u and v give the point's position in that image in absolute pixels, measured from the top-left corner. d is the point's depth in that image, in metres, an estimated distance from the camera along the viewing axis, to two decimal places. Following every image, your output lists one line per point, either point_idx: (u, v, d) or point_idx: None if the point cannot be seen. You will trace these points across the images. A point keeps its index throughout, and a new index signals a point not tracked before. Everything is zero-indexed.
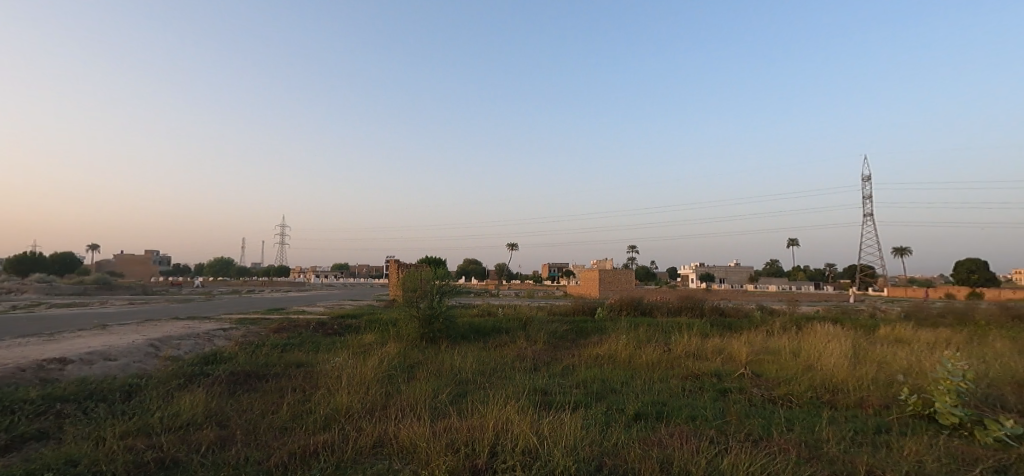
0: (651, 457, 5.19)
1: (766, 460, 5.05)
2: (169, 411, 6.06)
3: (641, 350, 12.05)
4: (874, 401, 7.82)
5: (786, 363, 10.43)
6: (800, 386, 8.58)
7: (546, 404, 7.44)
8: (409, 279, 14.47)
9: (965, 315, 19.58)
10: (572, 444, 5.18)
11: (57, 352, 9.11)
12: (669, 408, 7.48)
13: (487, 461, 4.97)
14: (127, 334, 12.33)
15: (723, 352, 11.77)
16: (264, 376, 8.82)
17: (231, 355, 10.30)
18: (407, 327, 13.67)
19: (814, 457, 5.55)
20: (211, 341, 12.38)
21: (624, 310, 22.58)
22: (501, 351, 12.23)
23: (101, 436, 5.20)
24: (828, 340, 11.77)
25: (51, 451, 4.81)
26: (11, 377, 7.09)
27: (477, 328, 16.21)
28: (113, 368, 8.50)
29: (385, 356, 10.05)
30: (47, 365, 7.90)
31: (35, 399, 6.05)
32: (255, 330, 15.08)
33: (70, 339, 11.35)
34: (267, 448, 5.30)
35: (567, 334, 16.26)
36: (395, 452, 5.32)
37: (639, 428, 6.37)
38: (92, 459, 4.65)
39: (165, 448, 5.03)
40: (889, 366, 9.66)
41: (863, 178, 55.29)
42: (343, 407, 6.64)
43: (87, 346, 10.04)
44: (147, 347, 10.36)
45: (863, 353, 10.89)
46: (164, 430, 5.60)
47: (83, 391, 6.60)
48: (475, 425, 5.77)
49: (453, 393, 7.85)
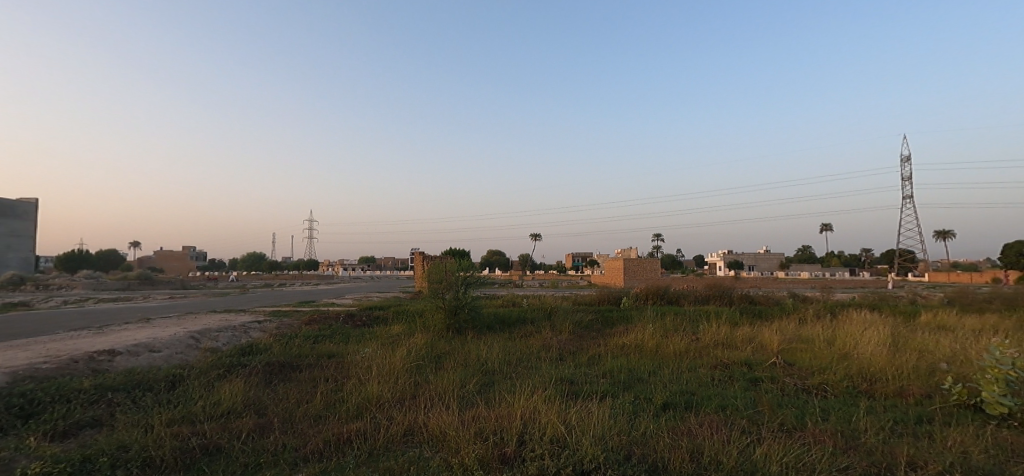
0: (681, 447, 5.16)
1: (801, 451, 4.98)
2: (209, 400, 6.29)
3: (668, 339, 11.88)
4: (915, 391, 7.60)
5: (821, 352, 10.20)
6: (836, 375, 8.40)
7: (573, 393, 7.50)
8: (434, 271, 14.59)
9: (1014, 301, 18.77)
10: (599, 434, 5.19)
11: (106, 345, 9.54)
12: (698, 398, 7.41)
13: (516, 450, 5.04)
14: (169, 327, 12.80)
15: (754, 341, 11.57)
16: (297, 367, 9.06)
17: (266, 346, 10.62)
18: (433, 318, 13.87)
19: (851, 448, 5.44)
20: (247, 333, 12.84)
21: (650, 299, 22.41)
22: (527, 341, 12.30)
23: (150, 423, 5.43)
24: (864, 327, 11.50)
25: (105, 437, 5.06)
26: (66, 368, 7.45)
27: (502, 319, 16.29)
28: (157, 359, 8.87)
29: (413, 347, 10.19)
30: (97, 356, 8.25)
31: (88, 388, 6.34)
32: (287, 322, 15.48)
33: (119, 332, 11.91)
34: (304, 435, 5.46)
35: (593, 324, 16.21)
36: (425, 440, 5.44)
37: (668, 418, 6.35)
38: (142, 445, 4.86)
39: (209, 435, 5.24)
40: (931, 354, 9.32)
41: (906, 159, 52.99)
42: (374, 396, 6.80)
43: (132, 339, 10.49)
44: (188, 339, 10.78)
45: (904, 341, 10.53)
46: (207, 418, 5.83)
47: (131, 381, 6.88)
48: (503, 415, 5.82)
49: (480, 383, 7.91)
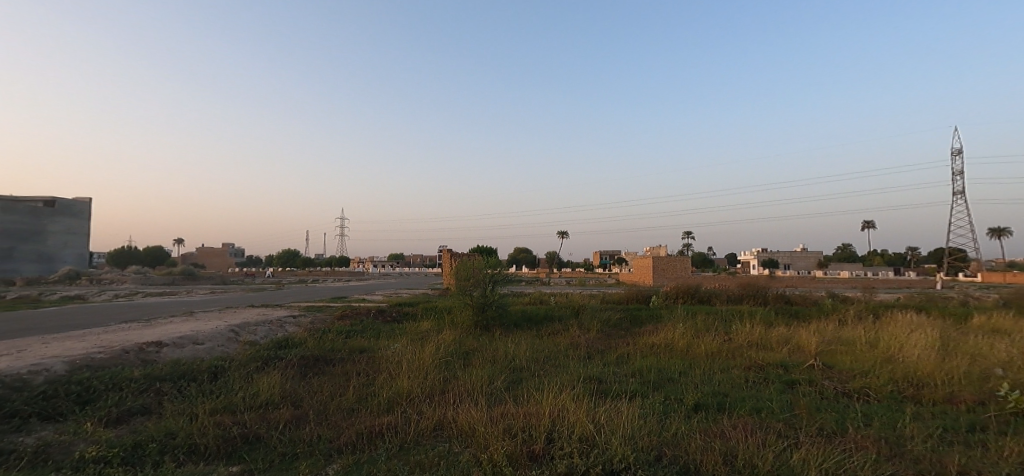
0: (713, 449, 5.05)
1: (841, 457, 4.81)
2: (249, 391, 6.48)
3: (699, 339, 11.65)
4: (967, 397, 7.23)
5: (862, 355, 9.82)
6: (879, 379, 8.08)
7: (602, 392, 7.42)
8: (462, 268, 14.68)
9: None
10: (629, 433, 5.12)
11: (153, 337, 9.95)
12: (731, 400, 7.24)
13: (544, 448, 5.02)
14: (210, 321, 13.27)
15: (790, 342, 11.24)
16: (331, 361, 9.25)
17: (301, 340, 10.89)
18: (461, 315, 13.96)
19: (896, 455, 5.22)
20: (283, 328, 13.20)
21: (680, 298, 22.03)
22: (554, 339, 12.26)
23: (194, 412, 5.63)
24: (910, 330, 11.02)
25: (153, 424, 5.27)
26: (117, 358, 7.79)
27: (530, 316, 16.27)
28: (201, 351, 9.20)
29: (442, 344, 10.27)
30: (145, 347, 8.61)
31: (138, 377, 6.62)
32: (321, 317, 15.84)
33: (165, 325, 12.42)
34: (337, 428, 5.57)
35: (621, 322, 16.05)
36: (454, 435, 5.48)
37: (699, 419, 6.23)
38: (187, 433, 5.04)
39: (249, 425, 5.39)
40: (984, 360, 8.85)
41: (959, 152, 50.26)
42: (404, 390, 6.88)
43: (177, 331, 10.91)
44: (228, 332, 11.14)
45: (954, 345, 10.03)
46: (246, 408, 6.01)
47: (177, 371, 7.15)
48: (531, 412, 5.80)
49: (508, 380, 7.92)
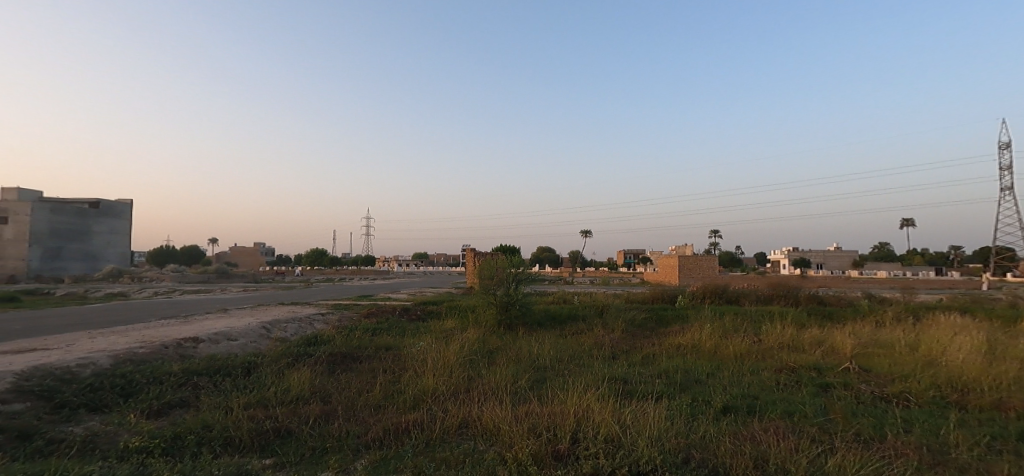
0: (744, 453, 4.92)
1: (879, 463, 4.63)
2: (280, 386, 6.60)
3: (727, 340, 11.41)
4: (1017, 404, 6.89)
5: (901, 358, 9.46)
6: (920, 384, 7.77)
7: (627, 393, 7.32)
8: (486, 267, 14.70)
9: None
10: (657, 435, 5.03)
11: (190, 333, 10.23)
12: (762, 403, 7.05)
13: (570, 448, 4.97)
14: (243, 318, 13.59)
15: (823, 344, 10.90)
16: (358, 358, 9.36)
17: (329, 337, 11.06)
18: (485, 314, 13.97)
19: (939, 463, 5.00)
20: (312, 325, 13.43)
21: (707, 298, 21.63)
22: (578, 339, 12.17)
23: (229, 406, 5.76)
24: (952, 332, 10.56)
25: (191, 416, 5.41)
26: (156, 352, 8.04)
27: (553, 316, 16.21)
28: (234, 347, 9.42)
29: (466, 342, 10.29)
30: (183, 343, 8.86)
31: (177, 371, 6.81)
32: (348, 315, 16.07)
33: (200, 321, 12.78)
34: (365, 423, 5.63)
35: (647, 322, 15.84)
36: (479, 433, 5.47)
37: (729, 422, 6.08)
38: (222, 426, 5.16)
39: (281, 419, 5.49)
40: None
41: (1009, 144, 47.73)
42: (430, 388, 6.91)
43: (211, 327, 11.21)
44: (260, 329, 11.39)
45: (1001, 349, 9.57)
46: (278, 403, 6.12)
47: (213, 366, 7.34)
48: (557, 411, 5.76)
49: (532, 379, 7.89)
